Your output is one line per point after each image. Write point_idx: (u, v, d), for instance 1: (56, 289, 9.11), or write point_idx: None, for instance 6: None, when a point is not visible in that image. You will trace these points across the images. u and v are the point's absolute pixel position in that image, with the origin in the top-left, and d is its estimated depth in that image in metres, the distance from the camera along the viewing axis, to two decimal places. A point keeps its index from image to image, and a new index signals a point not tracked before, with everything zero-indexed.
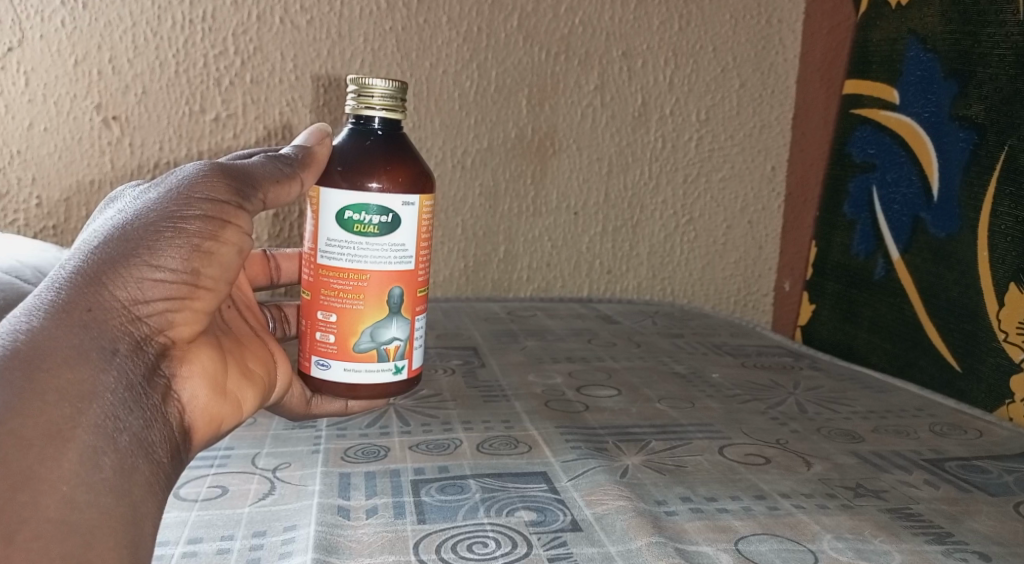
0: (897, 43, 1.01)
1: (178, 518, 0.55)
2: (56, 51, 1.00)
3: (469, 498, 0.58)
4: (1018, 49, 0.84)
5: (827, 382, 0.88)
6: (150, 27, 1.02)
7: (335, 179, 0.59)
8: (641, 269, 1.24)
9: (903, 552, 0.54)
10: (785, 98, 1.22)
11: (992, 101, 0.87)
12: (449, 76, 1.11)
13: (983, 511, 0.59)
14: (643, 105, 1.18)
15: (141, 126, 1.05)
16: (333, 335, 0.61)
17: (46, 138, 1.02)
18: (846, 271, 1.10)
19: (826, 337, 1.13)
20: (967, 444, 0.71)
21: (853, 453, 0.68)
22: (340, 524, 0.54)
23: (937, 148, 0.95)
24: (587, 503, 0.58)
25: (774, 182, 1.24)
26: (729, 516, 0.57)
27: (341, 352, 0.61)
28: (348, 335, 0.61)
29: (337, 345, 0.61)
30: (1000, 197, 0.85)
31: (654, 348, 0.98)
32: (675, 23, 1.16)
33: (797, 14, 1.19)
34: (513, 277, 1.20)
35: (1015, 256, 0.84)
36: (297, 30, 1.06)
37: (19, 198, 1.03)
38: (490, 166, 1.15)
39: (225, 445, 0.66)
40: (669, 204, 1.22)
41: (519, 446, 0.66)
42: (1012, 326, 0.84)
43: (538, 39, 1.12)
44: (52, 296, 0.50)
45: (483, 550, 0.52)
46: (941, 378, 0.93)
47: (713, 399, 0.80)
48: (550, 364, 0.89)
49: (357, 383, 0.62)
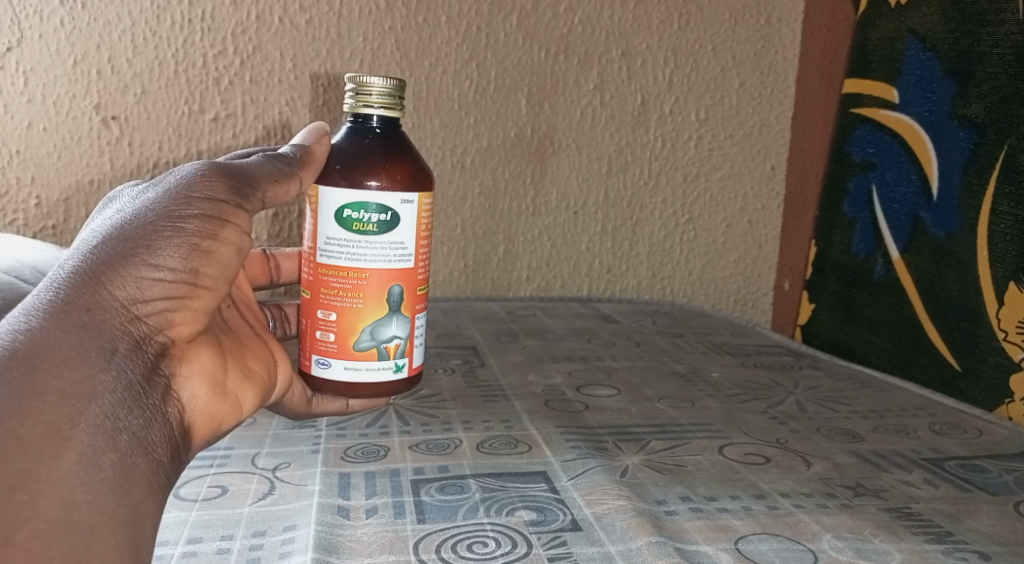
0: (896, 42, 1.01)
1: (178, 518, 0.55)
2: (55, 50, 1.00)
3: (469, 497, 0.58)
4: (1017, 48, 0.84)
5: (827, 382, 0.88)
6: (149, 27, 1.02)
7: (333, 178, 0.59)
8: (641, 269, 1.24)
9: (903, 551, 0.54)
10: (785, 98, 1.22)
11: (992, 100, 0.87)
12: (449, 76, 1.11)
13: (983, 510, 0.59)
14: (642, 105, 1.18)
15: (140, 126, 1.05)
16: (333, 333, 0.61)
17: (45, 137, 1.02)
18: (846, 270, 1.10)
19: (826, 337, 1.13)
20: (967, 443, 0.71)
21: (853, 453, 0.68)
22: (339, 524, 0.54)
23: (936, 147, 0.95)
24: (587, 503, 0.58)
25: (774, 181, 1.24)
26: (729, 515, 0.57)
27: (341, 351, 0.61)
28: (348, 334, 0.61)
29: (337, 344, 0.61)
30: (1000, 196, 0.85)
31: (653, 347, 0.98)
32: (674, 23, 1.16)
33: (796, 13, 1.19)
34: (513, 276, 1.20)
35: (1015, 254, 0.84)
36: (296, 29, 1.06)
37: (18, 198, 1.02)
38: (490, 165, 1.15)
39: (225, 445, 0.66)
40: (669, 203, 1.22)
41: (518, 446, 0.66)
42: (1012, 325, 0.84)
43: (538, 39, 1.12)
44: (51, 295, 0.50)
45: (483, 550, 0.52)
46: (941, 377, 0.93)
47: (712, 398, 0.80)
48: (549, 364, 0.89)
49: (358, 381, 0.62)
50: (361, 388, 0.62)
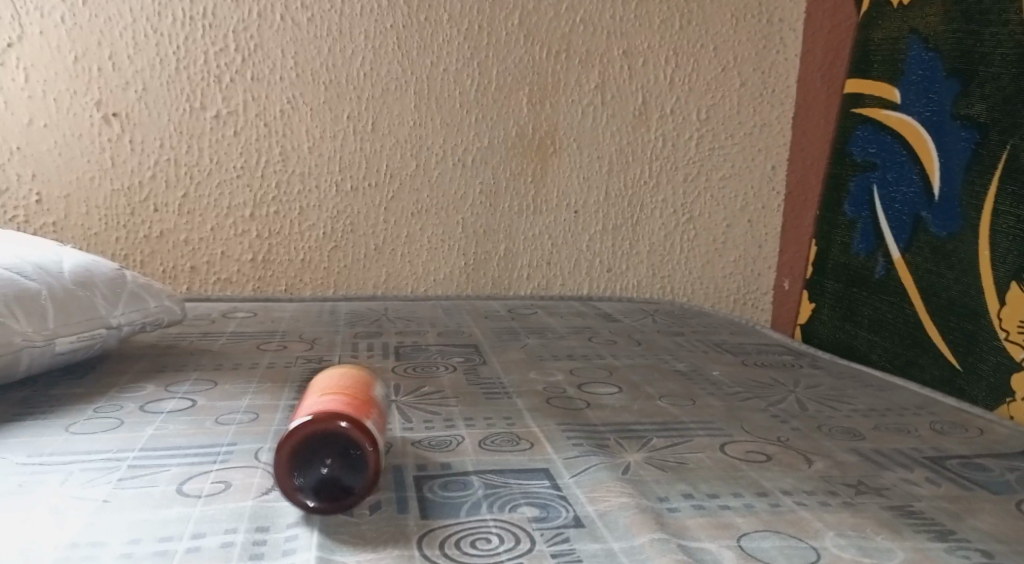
0: (899, 42, 1.02)
1: (181, 513, 0.55)
2: (55, 47, 1.00)
3: (472, 494, 0.58)
4: (1020, 49, 0.84)
5: (828, 380, 0.88)
6: (150, 23, 1.02)
7: None
8: (641, 267, 1.24)
9: (907, 549, 0.54)
10: (785, 98, 1.22)
11: (994, 100, 0.87)
12: (450, 74, 1.11)
13: (985, 509, 0.59)
14: (643, 105, 1.18)
15: (141, 123, 1.04)
16: (328, 392, 0.56)
17: (46, 134, 1.02)
18: (847, 270, 1.10)
19: (827, 335, 1.14)
20: (968, 442, 0.71)
21: (855, 451, 0.68)
22: (343, 520, 0.54)
23: (938, 147, 0.95)
24: (590, 499, 0.58)
25: (774, 181, 1.24)
26: (731, 513, 0.57)
27: (357, 419, 0.54)
28: (347, 390, 0.57)
29: (332, 414, 0.53)
30: (1002, 196, 0.86)
31: (654, 346, 0.98)
32: (674, 23, 1.16)
33: (797, 14, 1.19)
34: (514, 275, 1.20)
35: (1016, 254, 0.84)
36: (298, 27, 1.06)
37: (17, 195, 1.02)
38: (491, 164, 1.15)
39: (227, 441, 0.65)
40: (669, 202, 1.22)
41: (521, 443, 0.66)
42: (1014, 325, 0.84)
43: (539, 38, 1.13)
44: None
45: (486, 546, 0.52)
46: (940, 376, 0.93)
47: (714, 397, 0.80)
48: (551, 361, 0.89)
49: (361, 436, 0.53)
50: (378, 442, 0.54)
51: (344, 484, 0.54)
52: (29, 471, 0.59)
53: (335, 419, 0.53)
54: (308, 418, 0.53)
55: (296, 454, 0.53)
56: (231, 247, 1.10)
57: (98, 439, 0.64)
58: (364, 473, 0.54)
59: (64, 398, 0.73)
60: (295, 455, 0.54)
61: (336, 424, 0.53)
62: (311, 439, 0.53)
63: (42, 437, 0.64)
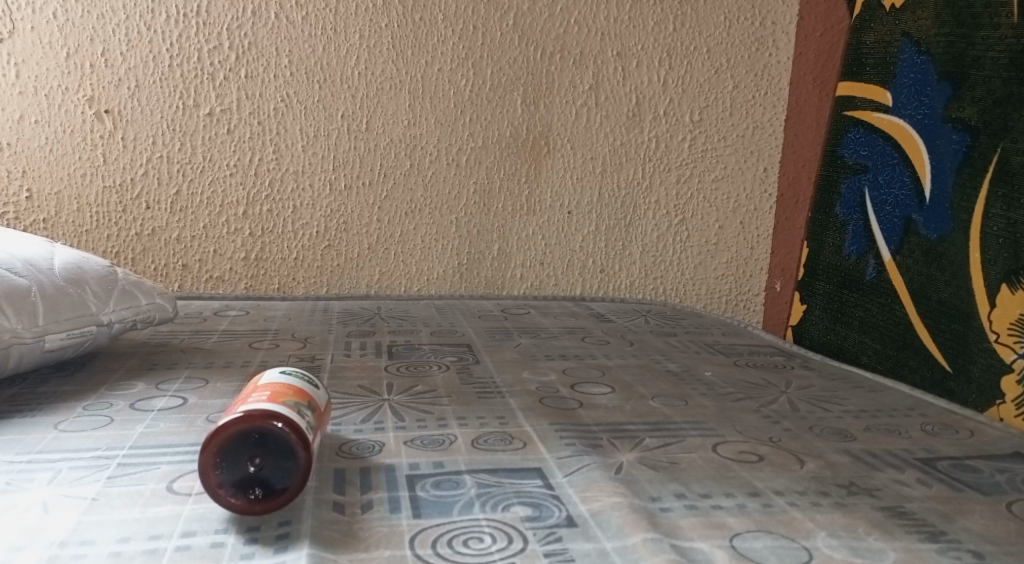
0: (891, 46, 1.02)
1: (171, 511, 0.54)
2: (47, 43, 1.00)
3: (464, 493, 0.58)
4: (1011, 53, 0.85)
5: (820, 381, 0.88)
6: (143, 20, 1.02)
7: None
8: (634, 268, 1.24)
9: (898, 550, 0.54)
10: (777, 100, 1.21)
11: (984, 104, 0.88)
12: (444, 74, 1.11)
13: (976, 510, 0.60)
14: (637, 106, 1.18)
15: (133, 120, 1.04)
16: (266, 392, 0.55)
17: (37, 130, 1.01)
18: (839, 272, 1.11)
19: (820, 336, 1.14)
20: (958, 444, 0.72)
21: (846, 452, 0.69)
22: (336, 520, 0.54)
23: (929, 150, 0.95)
24: (582, 499, 0.58)
25: (765, 183, 1.24)
26: (723, 513, 0.57)
27: (291, 421, 0.53)
28: (286, 392, 0.56)
29: (268, 414, 0.53)
30: (993, 198, 0.86)
31: (647, 346, 0.98)
32: (669, 24, 1.16)
33: (790, 17, 1.19)
34: (507, 274, 1.19)
35: (1007, 257, 0.84)
36: (292, 25, 1.06)
37: (9, 191, 1.01)
38: (485, 164, 1.15)
39: None
40: (662, 204, 1.22)
41: (514, 442, 0.66)
42: (1004, 327, 0.84)
43: (533, 38, 1.13)
44: None
45: (479, 545, 0.52)
46: (931, 378, 0.93)
47: (706, 397, 0.80)
48: (543, 361, 0.89)
49: (295, 439, 0.53)
50: (310, 446, 0.54)
51: (270, 485, 0.53)
52: (17, 469, 0.59)
53: (270, 420, 0.53)
54: (241, 415, 0.52)
55: (225, 447, 0.52)
56: (224, 245, 1.09)
57: (87, 437, 0.64)
58: (293, 476, 0.53)
59: (52, 395, 0.72)
60: (224, 449, 0.52)
61: (268, 424, 0.52)
62: (243, 435, 0.52)
63: (31, 434, 0.64)
